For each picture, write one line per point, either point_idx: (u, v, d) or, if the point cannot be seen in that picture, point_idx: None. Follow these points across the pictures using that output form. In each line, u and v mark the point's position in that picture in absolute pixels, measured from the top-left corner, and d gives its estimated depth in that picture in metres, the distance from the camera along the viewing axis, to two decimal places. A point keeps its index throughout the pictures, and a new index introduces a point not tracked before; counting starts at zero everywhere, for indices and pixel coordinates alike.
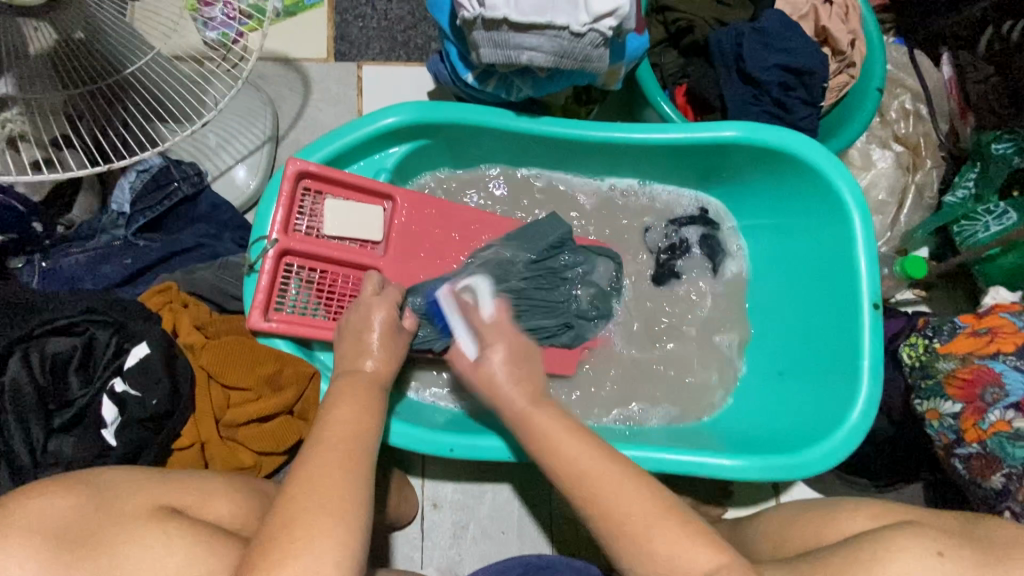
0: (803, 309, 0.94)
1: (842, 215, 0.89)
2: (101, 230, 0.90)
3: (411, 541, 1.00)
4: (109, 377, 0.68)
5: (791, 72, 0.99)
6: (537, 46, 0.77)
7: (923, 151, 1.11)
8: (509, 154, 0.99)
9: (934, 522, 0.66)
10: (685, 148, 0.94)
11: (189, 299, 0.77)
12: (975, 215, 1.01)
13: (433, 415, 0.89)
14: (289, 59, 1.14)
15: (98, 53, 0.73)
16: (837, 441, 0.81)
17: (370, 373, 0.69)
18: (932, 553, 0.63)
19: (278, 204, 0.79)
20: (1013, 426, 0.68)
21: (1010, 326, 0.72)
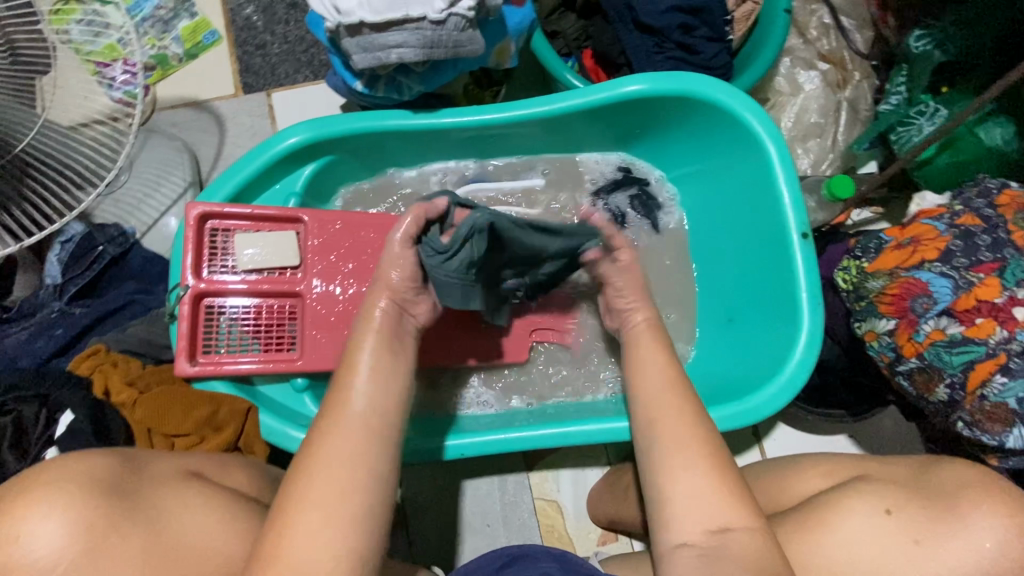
0: (738, 251, 0.92)
1: (758, 148, 0.86)
2: (41, 305, 0.91)
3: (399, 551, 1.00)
4: (42, 447, 0.69)
5: (688, 13, 0.96)
6: (402, 42, 0.75)
7: (849, 64, 1.07)
8: (419, 152, 0.98)
9: (884, 471, 0.67)
10: (591, 113, 0.92)
11: (119, 358, 0.78)
12: (909, 118, 0.96)
13: None
14: (199, 102, 1.15)
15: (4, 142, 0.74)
16: (784, 379, 0.79)
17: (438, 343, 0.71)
18: (880, 509, 0.62)
19: (187, 248, 0.80)
20: (948, 334, 0.65)
21: (932, 232, 0.69)
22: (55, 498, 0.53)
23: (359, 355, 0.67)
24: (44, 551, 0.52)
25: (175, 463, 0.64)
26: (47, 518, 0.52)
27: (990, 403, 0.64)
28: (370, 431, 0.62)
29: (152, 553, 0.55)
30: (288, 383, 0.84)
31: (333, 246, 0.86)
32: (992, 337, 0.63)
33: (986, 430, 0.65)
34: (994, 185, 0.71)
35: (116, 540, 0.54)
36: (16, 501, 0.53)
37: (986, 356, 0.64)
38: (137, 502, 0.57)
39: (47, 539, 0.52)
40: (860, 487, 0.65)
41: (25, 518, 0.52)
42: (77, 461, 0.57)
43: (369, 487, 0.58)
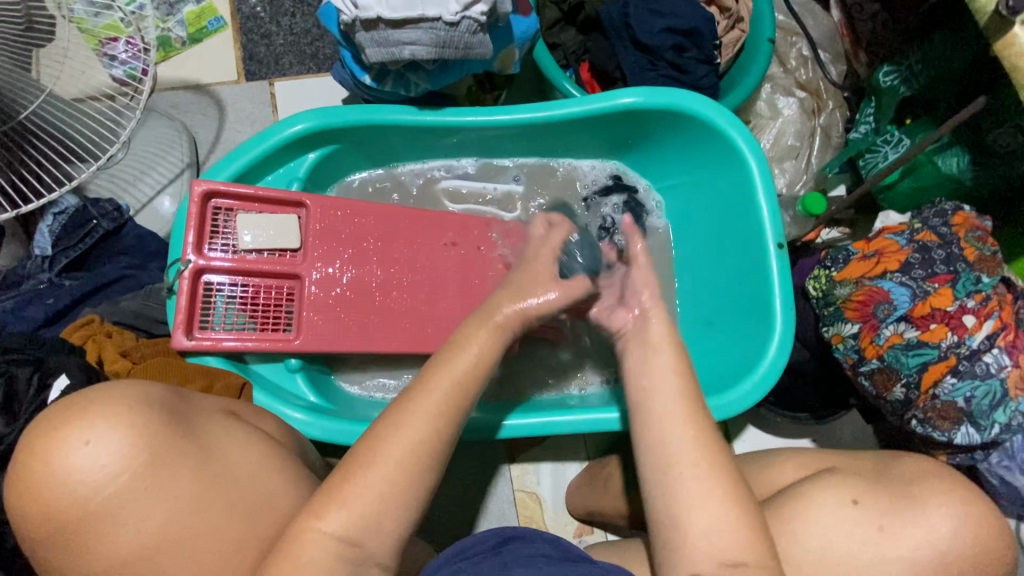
0: (718, 257, 0.98)
1: (740, 162, 0.93)
2: (28, 275, 0.90)
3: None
4: (33, 412, 0.67)
5: (681, 35, 1.03)
6: (416, 40, 0.79)
7: (824, 94, 1.16)
8: (421, 148, 1.02)
9: (853, 463, 0.71)
10: (586, 121, 0.97)
11: (112, 329, 0.79)
12: (875, 146, 1.05)
13: (364, 411, 0.89)
14: (200, 85, 1.16)
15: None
16: (758, 378, 0.85)
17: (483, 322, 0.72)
18: (847, 499, 0.66)
19: (189, 225, 0.81)
20: (905, 338, 0.71)
21: (894, 245, 0.76)
22: (127, 407, 0.55)
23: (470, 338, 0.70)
24: (109, 459, 0.52)
25: (217, 404, 0.67)
26: (115, 427, 0.53)
27: (941, 401, 0.71)
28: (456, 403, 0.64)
29: (205, 474, 0.57)
30: (282, 363, 0.86)
31: (334, 232, 0.88)
32: (943, 341, 0.70)
33: (937, 427, 0.72)
34: (949, 207, 0.78)
35: (174, 458, 0.55)
36: (85, 411, 0.54)
37: (938, 359, 0.70)
38: (191, 429, 0.59)
39: (106, 452, 0.52)
40: (829, 479, 0.68)
41: (86, 430, 0.52)
42: (130, 386, 0.58)
43: (383, 465, 0.59)
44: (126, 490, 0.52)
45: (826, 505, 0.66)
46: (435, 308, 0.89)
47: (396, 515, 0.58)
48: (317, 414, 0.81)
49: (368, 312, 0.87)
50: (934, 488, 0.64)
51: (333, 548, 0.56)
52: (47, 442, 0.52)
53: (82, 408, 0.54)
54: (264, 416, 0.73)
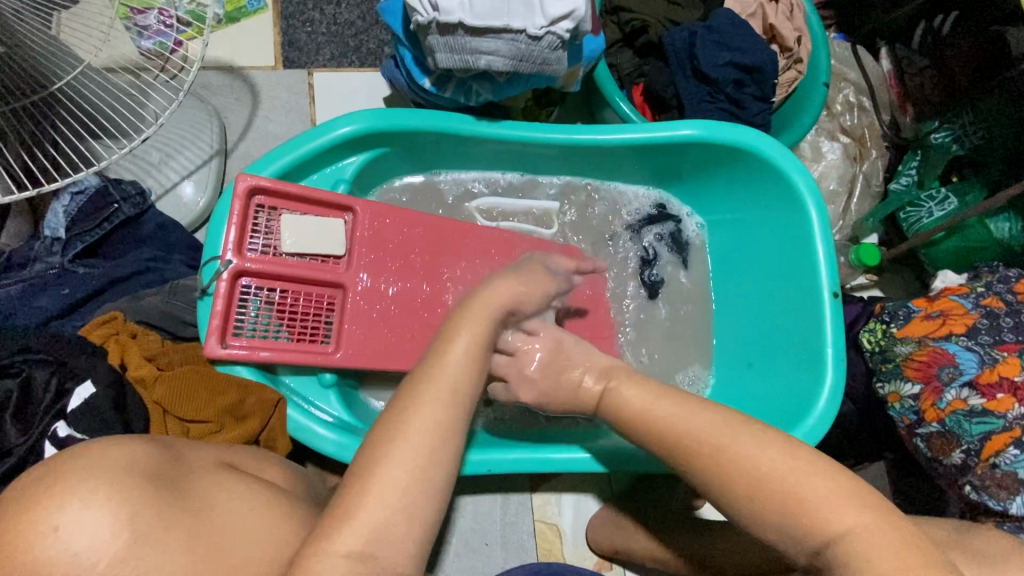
0: (765, 299, 0.96)
1: (798, 206, 0.91)
2: (34, 258, 0.82)
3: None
4: (50, 421, 0.61)
5: (743, 70, 1.01)
6: (495, 50, 0.75)
7: (868, 141, 1.16)
8: (470, 159, 0.98)
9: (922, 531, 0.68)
10: (645, 149, 0.95)
11: (137, 328, 0.72)
12: (919, 201, 1.06)
13: None
14: (234, 68, 1.09)
15: (25, 70, 0.70)
16: (806, 428, 0.83)
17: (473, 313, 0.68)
18: None
19: (230, 222, 0.75)
20: (968, 404, 0.71)
21: (960, 308, 0.76)
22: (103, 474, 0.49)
23: (456, 326, 0.65)
24: (87, 544, 0.45)
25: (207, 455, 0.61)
26: (91, 504, 0.46)
27: (1000, 471, 0.70)
28: (456, 393, 0.60)
29: (199, 543, 0.51)
30: (314, 376, 0.80)
31: (382, 241, 0.83)
32: (1010, 411, 0.70)
33: (993, 496, 0.71)
34: (1013, 274, 0.78)
35: (164, 533, 0.49)
36: (53, 485, 0.46)
37: (1002, 429, 0.70)
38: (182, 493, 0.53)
39: (83, 537, 0.45)
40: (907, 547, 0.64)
41: (56, 514, 0.45)
42: (103, 447, 0.51)
43: (387, 467, 0.55)
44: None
45: None
46: None
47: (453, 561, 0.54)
48: (351, 434, 0.75)
49: (410, 330, 0.82)
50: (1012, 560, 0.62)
51: None
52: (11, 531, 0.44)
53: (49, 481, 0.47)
54: (268, 464, 0.67)
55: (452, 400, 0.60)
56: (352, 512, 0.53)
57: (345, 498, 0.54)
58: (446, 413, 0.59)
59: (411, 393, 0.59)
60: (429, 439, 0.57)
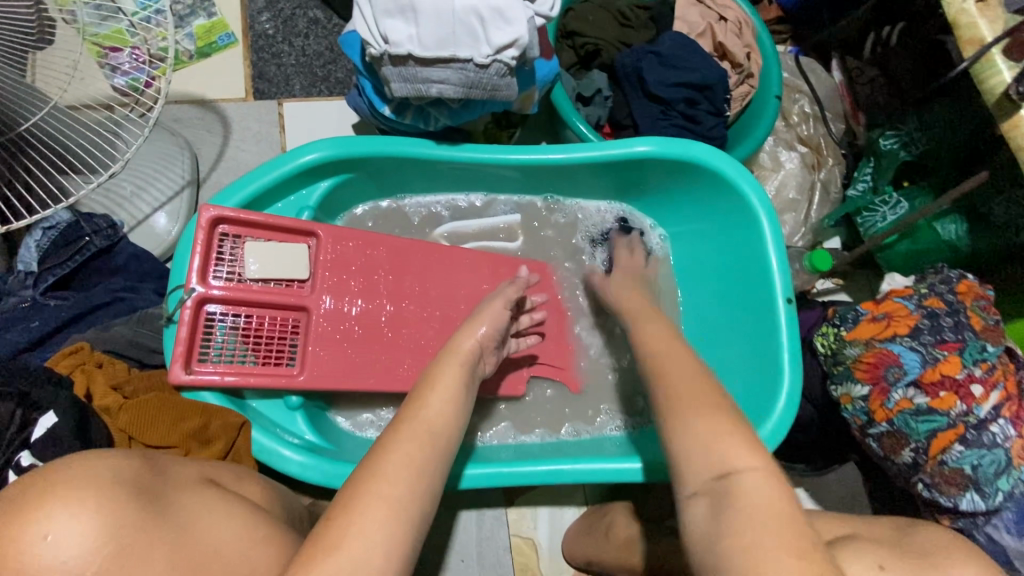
0: (727, 308, 0.99)
1: (751, 217, 0.94)
2: (7, 292, 0.84)
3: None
4: (14, 451, 0.62)
5: (693, 88, 1.05)
6: (445, 79, 0.79)
7: (824, 150, 1.19)
8: (432, 182, 1.01)
9: (873, 529, 0.69)
10: (601, 167, 0.98)
11: (103, 358, 0.74)
12: (874, 205, 1.08)
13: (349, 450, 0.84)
14: (206, 101, 1.12)
15: None
16: (763, 434, 0.85)
17: (463, 350, 0.73)
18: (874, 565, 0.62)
19: (195, 250, 0.78)
20: (915, 403, 0.73)
21: (903, 309, 0.77)
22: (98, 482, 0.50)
23: (443, 372, 0.70)
24: (70, 554, 0.46)
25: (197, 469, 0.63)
26: (80, 514, 0.47)
27: (948, 467, 0.72)
28: (435, 432, 0.63)
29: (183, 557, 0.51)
30: (281, 399, 0.82)
31: (345, 266, 0.85)
32: (953, 408, 0.72)
33: (943, 492, 0.73)
34: (954, 274, 0.81)
35: (146, 544, 0.50)
36: (41, 496, 0.47)
37: (947, 426, 0.72)
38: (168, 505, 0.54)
39: (67, 545, 0.46)
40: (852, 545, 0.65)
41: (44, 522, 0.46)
42: (98, 459, 0.53)
43: (365, 503, 0.54)
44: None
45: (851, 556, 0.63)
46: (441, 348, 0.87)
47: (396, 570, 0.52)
48: (316, 455, 0.77)
49: (373, 351, 0.84)
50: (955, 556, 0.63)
51: None
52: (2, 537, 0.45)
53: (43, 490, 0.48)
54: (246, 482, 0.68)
55: (431, 441, 0.62)
56: (332, 547, 0.51)
57: (324, 535, 0.52)
58: (426, 454, 0.60)
59: (395, 435, 0.61)
60: (411, 479, 0.58)
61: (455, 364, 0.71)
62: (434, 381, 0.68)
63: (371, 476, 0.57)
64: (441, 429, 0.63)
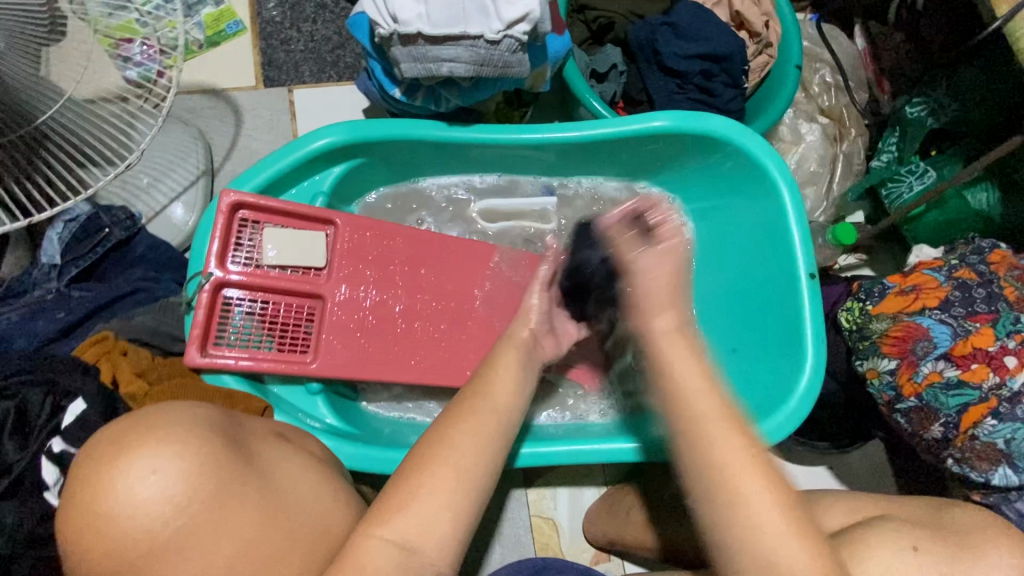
0: (748, 286, 0.97)
1: (773, 192, 0.92)
2: (33, 284, 0.86)
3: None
4: (46, 437, 0.63)
5: (710, 60, 1.02)
6: (455, 57, 0.77)
7: (847, 121, 1.15)
8: (444, 165, 1.00)
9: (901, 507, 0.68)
10: (617, 144, 0.96)
11: (128, 347, 0.74)
12: (899, 176, 1.04)
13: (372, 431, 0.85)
14: (216, 90, 1.12)
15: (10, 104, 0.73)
16: (788, 412, 0.84)
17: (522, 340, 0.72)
18: (907, 546, 0.61)
19: (213, 236, 0.78)
20: (945, 376, 0.71)
21: (933, 282, 0.75)
22: (191, 440, 0.50)
23: (504, 357, 0.69)
24: (168, 496, 0.47)
25: (267, 425, 0.64)
26: (178, 457, 0.48)
27: (980, 442, 0.70)
28: (501, 412, 0.63)
29: (269, 505, 0.53)
30: (302, 386, 0.83)
31: (361, 253, 0.85)
32: (985, 381, 0.69)
33: (974, 467, 0.71)
34: (985, 245, 0.78)
35: (237, 490, 0.51)
36: (141, 440, 0.48)
37: (979, 400, 0.70)
38: (252, 457, 0.55)
39: (161, 489, 0.47)
40: (882, 525, 0.64)
41: (144, 465, 0.47)
42: (183, 411, 0.53)
43: (435, 469, 0.57)
44: (189, 527, 0.48)
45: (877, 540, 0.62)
46: (458, 330, 0.87)
47: (456, 533, 0.56)
48: (339, 438, 0.78)
49: (391, 335, 0.85)
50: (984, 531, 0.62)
51: (393, 554, 0.53)
52: (104, 473, 0.47)
53: (143, 442, 0.48)
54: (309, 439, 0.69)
55: (501, 414, 0.63)
56: (403, 506, 0.55)
57: (393, 494, 0.56)
58: (496, 429, 0.62)
59: (472, 410, 0.62)
60: (479, 453, 0.59)
61: (511, 350, 0.70)
62: (504, 356, 0.68)
63: (445, 445, 0.59)
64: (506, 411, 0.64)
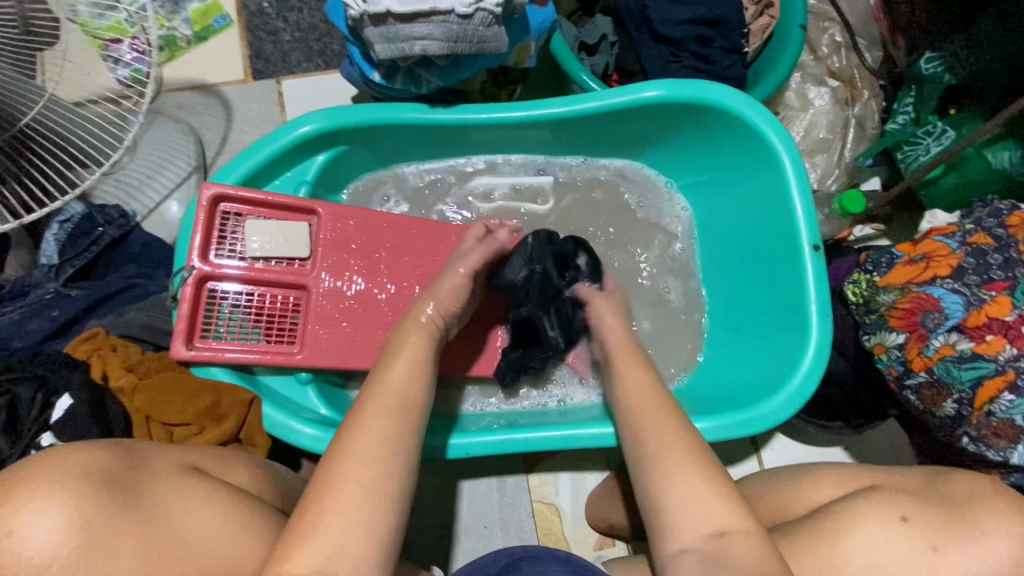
0: (750, 262, 0.92)
1: (773, 160, 0.87)
2: (33, 284, 0.87)
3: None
4: (37, 431, 0.66)
5: (706, 24, 0.97)
6: (427, 34, 0.75)
7: (859, 83, 1.08)
8: (429, 148, 0.98)
9: (900, 483, 0.65)
10: (607, 117, 0.92)
11: (118, 342, 0.75)
12: (916, 138, 0.98)
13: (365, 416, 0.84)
14: (206, 85, 1.13)
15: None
16: (790, 391, 0.80)
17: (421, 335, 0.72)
18: (896, 517, 0.60)
19: (196, 229, 0.78)
20: (958, 350, 0.66)
21: (944, 248, 0.70)
22: (52, 499, 0.52)
23: (405, 344, 0.70)
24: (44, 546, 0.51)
25: (173, 459, 0.64)
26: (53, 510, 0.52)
27: (997, 418, 0.65)
28: (399, 410, 0.63)
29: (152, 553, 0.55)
30: (292, 376, 0.82)
31: (345, 242, 0.84)
32: (1001, 353, 0.64)
33: (991, 446, 0.66)
34: (1004, 206, 0.72)
35: (116, 536, 0.53)
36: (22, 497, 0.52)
37: (994, 372, 0.65)
38: (137, 503, 0.56)
39: (49, 536, 0.51)
40: (872, 497, 0.63)
41: (28, 514, 0.51)
42: (73, 459, 0.56)
43: (337, 484, 0.57)
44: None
45: (874, 523, 0.60)
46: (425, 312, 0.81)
47: (377, 537, 0.56)
48: (328, 428, 0.77)
49: (378, 323, 0.84)
50: (996, 511, 0.58)
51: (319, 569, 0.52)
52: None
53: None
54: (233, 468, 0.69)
55: (394, 417, 0.62)
56: (311, 531, 0.55)
57: (300, 521, 0.56)
58: (397, 426, 0.62)
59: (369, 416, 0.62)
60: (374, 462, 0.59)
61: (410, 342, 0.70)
62: (393, 362, 0.68)
63: (343, 458, 0.59)
64: (405, 396, 0.65)
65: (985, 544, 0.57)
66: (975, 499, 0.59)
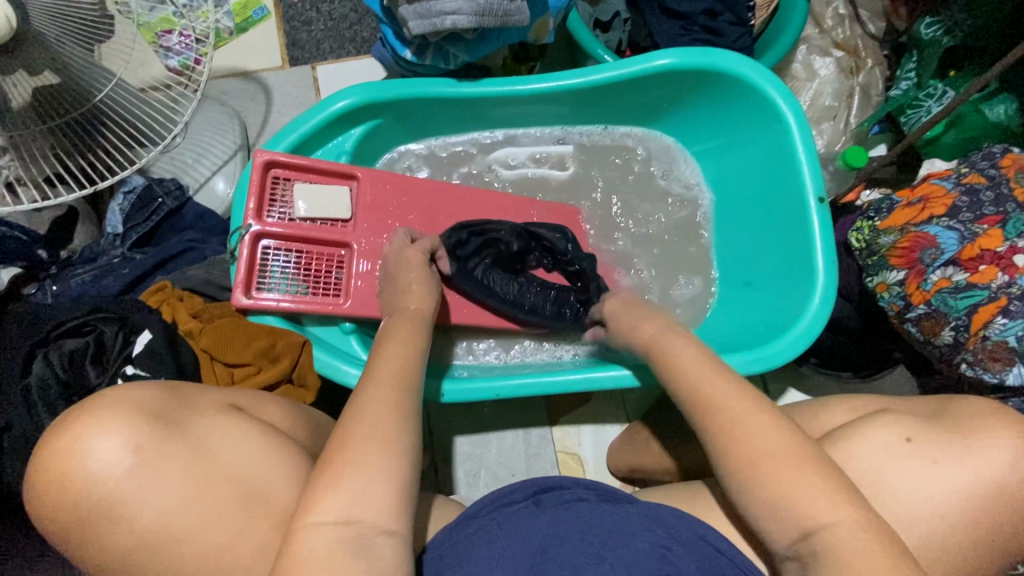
0: (759, 218, 0.98)
1: (779, 120, 0.92)
2: (100, 251, 0.96)
3: (425, 484, 1.06)
4: (121, 363, 0.76)
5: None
6: (457, 9, 0.82)
7: (863, 52, 1.13)
8: (456, 121, 1.05)
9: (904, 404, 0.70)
10: (622, 86, 0.98)
11: (183, 293, 0.84)
12: (918, 101, 1.02)
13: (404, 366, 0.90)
14: (247, 72, 1.22)
15: (70, 88, 0.75)
16: (798, 332, 0.85)
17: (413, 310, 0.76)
18: (898, 436, 0.65)
19: (250, 193, 0.86)
20: (953, 282, 0.71)
21: (940, 191, 0.76)
22: (108, 427, 0.58)
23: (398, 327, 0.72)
24: (103, 468, 0.56)
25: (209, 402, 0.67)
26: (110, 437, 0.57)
27: (992, 342, 0.70)
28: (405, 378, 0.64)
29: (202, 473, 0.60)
30: (337, 326, 0.90)
31: (383, 205, 0.92)
32: (994, 282, 0.70)
33: (988, 369, 0.72)
34: (997, 151, 0.78)
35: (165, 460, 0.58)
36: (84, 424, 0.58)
37: (988, 300, 0.70)
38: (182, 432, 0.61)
39: (109, 459, 0.56)
40: (878, 416, 0.68)
41: (89, 441, 0.56)
42: (126, 395, 0.61)
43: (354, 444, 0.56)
44: (121, 490, 0.56)
45: (876, 434, 0.66)
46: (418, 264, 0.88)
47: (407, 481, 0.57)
48: None
49: None
50: (992, 421, 0.63)
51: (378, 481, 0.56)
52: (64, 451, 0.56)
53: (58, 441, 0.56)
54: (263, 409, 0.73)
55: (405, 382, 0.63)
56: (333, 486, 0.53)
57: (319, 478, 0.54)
58: (404, 393, 0.62)
59: (372, 385, 0.62)
60: (385, 422, 0.58)
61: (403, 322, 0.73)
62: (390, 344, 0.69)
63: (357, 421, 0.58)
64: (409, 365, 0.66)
65: (981, 452, 0.62)
66: (971, 412, 0.65)
